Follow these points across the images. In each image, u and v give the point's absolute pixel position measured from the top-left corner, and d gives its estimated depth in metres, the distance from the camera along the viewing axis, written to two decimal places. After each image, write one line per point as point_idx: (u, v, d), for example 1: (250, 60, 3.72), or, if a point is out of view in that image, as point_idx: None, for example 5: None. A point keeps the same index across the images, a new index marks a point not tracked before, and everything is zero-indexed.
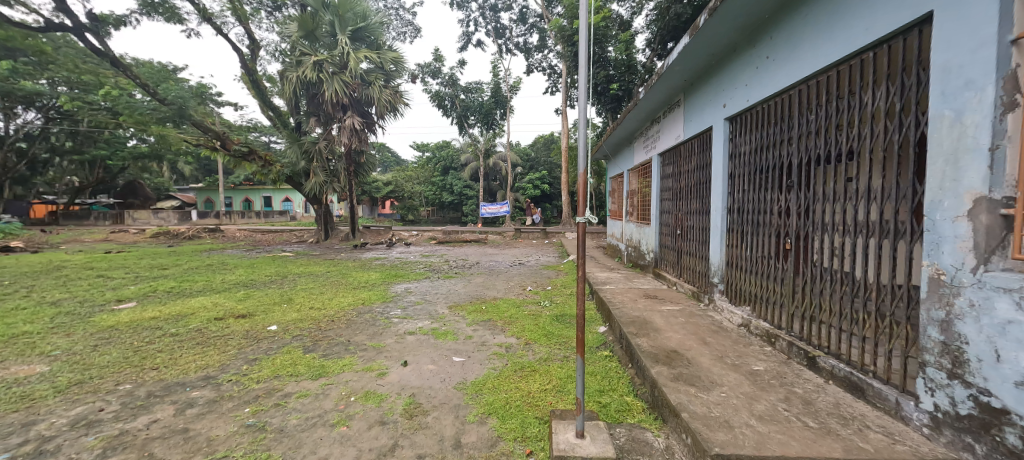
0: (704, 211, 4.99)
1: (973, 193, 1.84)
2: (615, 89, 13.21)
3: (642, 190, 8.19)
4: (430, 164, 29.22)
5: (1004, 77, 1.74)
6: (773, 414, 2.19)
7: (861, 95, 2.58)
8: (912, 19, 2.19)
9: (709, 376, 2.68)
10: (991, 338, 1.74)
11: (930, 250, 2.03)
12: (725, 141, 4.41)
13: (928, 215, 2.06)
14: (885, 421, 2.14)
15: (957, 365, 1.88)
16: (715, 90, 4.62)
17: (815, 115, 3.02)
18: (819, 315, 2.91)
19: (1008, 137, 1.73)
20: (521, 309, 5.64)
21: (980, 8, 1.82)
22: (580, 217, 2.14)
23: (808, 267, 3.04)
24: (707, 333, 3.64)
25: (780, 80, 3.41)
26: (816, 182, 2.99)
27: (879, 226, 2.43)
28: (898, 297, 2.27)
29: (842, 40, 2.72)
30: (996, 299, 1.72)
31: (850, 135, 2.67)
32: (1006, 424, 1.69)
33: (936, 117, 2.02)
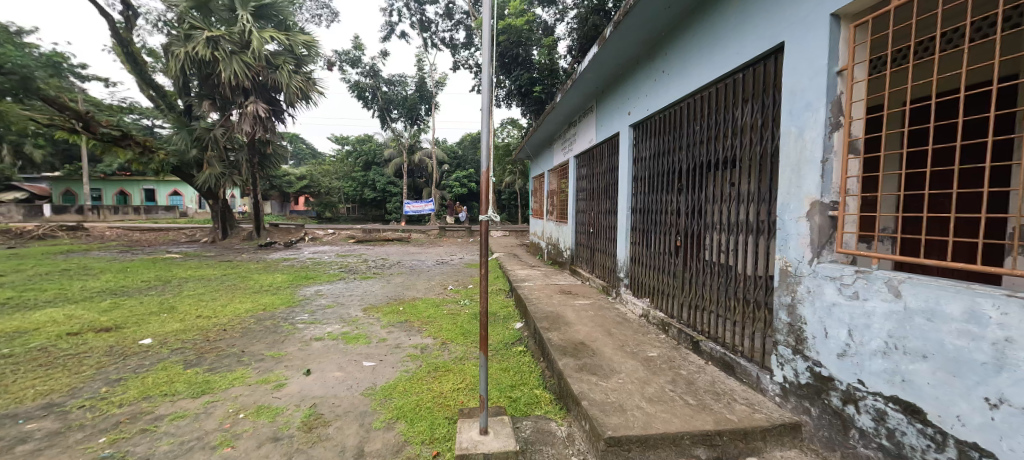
0: (613, 211, 5.35)
1: (810, 197, 2.19)
2: (539, 91, 13.56)
3: (561, 190, 8.54)
4: (349, 159, 27.50)
5: (832, 101, 2.10)
6: (661, 396, 2.42)
7: (734, 111, 2.95)
8: (769, 48, 2.55)
9: (609, 365, 2.88)
10: (822, 319, 2.09)
11: (781, 246, 2.39)
12: (630, 146, 4.78)
13: (780, 215, 2.42)
14: (748, 394, 2.48)
15: (799, 342, 2.24)
16: (621, 99, 4.98)
17: (700, 127, 3.39)
18: (703, 304, 3.27)
19: (834, 152, 2.10)
20: (439, 308, 5.55)
21: (815, 43, 2.18)
22: (483, 216, 2.15)
23: (695, 262, 3.40)
24: (612, 324, 3.91)
25: (673, 92, 3.76)
26: (700, 186, 3.35)
27: (746, 225, 2.78)
28: (759, 286, 2.64)
29: (720, 61, 3.07)
30: (825, 285, 2.08)
31: (726, 145, 3.03)
32: (832, 389, 2.04)
33: (786, 132, 2.38)
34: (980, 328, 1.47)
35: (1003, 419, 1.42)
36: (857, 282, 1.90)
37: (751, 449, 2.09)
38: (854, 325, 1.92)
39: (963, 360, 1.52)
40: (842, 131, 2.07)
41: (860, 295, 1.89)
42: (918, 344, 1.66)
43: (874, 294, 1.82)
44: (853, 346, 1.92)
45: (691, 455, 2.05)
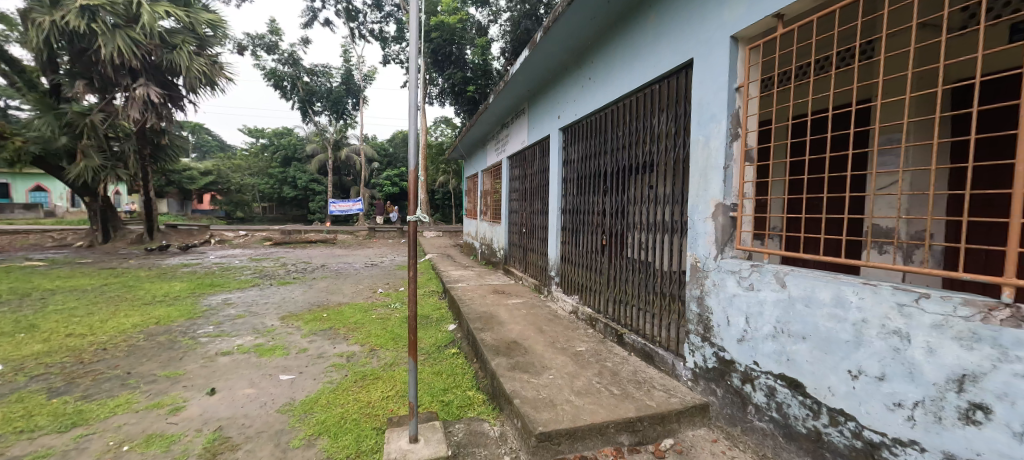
0: (544, 212, 5.50)
1: (715, 200, 2.44)
2: (472, 91, 13.49)
3: (494, 190, 8.59)
4: (264, 154, 25.13)
5: (732, 114, 2.35)
6: (588, 388, 2.53)
7: (652, 119, 3.18)
8: (680, 63, 2.79)
9: (541, 362, 2.95)
10: (725, 308, 2.34)
11: (691, 243, 2.63)
12: (560, 149, 4.95)
13: (690, 216, 2.65)
14: (665, 380, 2.69)
15: (707, 330, 2.47)
16: (551, 103, 5.14)
17: (622, 132, 3.61)
18: (625, 298, 3.49)
19: (733, 160, 2.35)
20: (367, 313, 5.28)
21: (718, 61, 2.43)
22: (412, 216, 2.08)
23: (618, 260, 3.61)
24: (544, 322, 4.02)
25: (599, 98, 3.95)
26: (623, 188, 3.57)
27: (663, 224, 3.01)
28: (674, 281, 2.88)
29: (639, 72, 3.29)
30: (727, 278, 2.32)
31: (645, 150, 3.26)
32: (733, 370, 2.29)
33: (695, 140, 2.62)
34: (843, 311, 1.73)
35: (861, 387, 1.68)
36: (753, 274, 2.15)
37: (668, 431, 2.27)
38: (750, 312, 2.17)
39: (832, 339, 1.78)
40: (740, 141, 2.33)
41: (755, 287, 2.14)
42: (799, 327, 1.91)
43: (766, 285, 2.08)
44: (750, 332, 2.17)
45: (615, 442, 2.17)
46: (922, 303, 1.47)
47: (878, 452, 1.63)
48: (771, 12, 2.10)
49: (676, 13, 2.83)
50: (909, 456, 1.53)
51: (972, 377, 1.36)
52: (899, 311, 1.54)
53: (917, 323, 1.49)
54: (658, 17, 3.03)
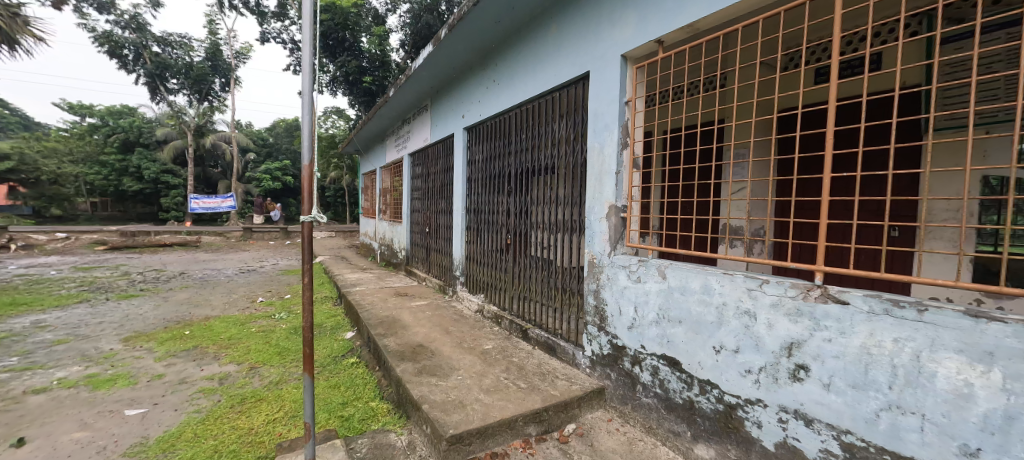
0: (448, 211, 5.44)
1: (609, 202, 2.68)
2: (369, 82, 12.69)
3: (395, 188, 8.22)
4: (94, 136, 20.21)
5: (622, 125, 2.62)
6: (497, 385, 2.58)
7: (553, 125, 3.36)
8: (578, 74, 3.00)
9: (449, 364, 2.91)
10: (617, 299, 2.59)
11: (588, 241, 2.86)
12: (464, 148, 4.94)
13: (587, 216, 2.88)
14: (567, 370, 2.89)
15: (602, 320, 2.72)
16: (455, 101, 5.10)
17: (525, 135, 3.74)
18: (529, 295, 3.64)
19: (622, 166, 2.62)
20: (245, 326, 4.61)
21: (611, 76, 2.68)
22: (305, 216, 1.88)
23: (522, 258, 3.74)
24: (450, 322, 3.98)
25: (503, 101, 4.03)
26: (527, 189, 3.69)
27: (564, 224, 3.20)
28: (573, 276, 3.09)
29: (541, 79, 3.45)
30: (619, 273, 2.57)
31: (547, 153, 3.42)
32: (624, 355, 2.55)
33: (592, 147, 2.84)
34: (710, 297, 2.04)
35: (722, 360, 1.99)
36: (640, 268, 2.42)
37: (570, 417, 2.43)
38: (638, 302, 2.44)
39: (701, 320, 2.08)
40: (629, 150, 2.60)
41: (642, 279, 2.41)
42: (677, 313, 2.21)
43: (650, 277, 2.35)
44: (638, 319, 2.44)
45: (524, 434, 2.24)
46: (765, 287, 1.81)
47: (734, 412, 1.94)
48: (654, 37, 2.39)
49: (575, 26, 3.02)
50: (756, 412, 1.86)
51: (797, 343, 1.71)
52: (748, 294, 1.87)
53: (761, 303, 1.83)
54: (559, 28, 3.21)
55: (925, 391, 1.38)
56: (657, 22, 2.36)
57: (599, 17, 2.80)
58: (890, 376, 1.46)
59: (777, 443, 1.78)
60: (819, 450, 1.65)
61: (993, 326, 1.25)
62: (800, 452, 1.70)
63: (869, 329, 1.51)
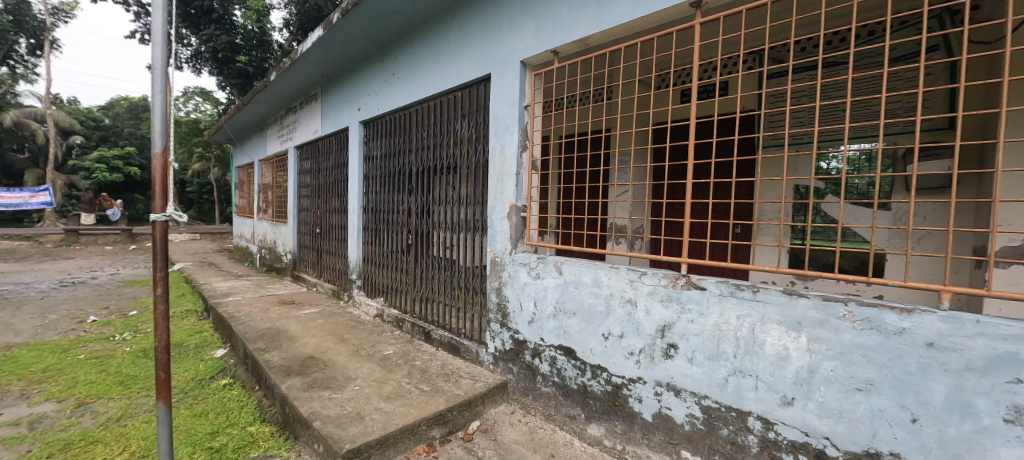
0: (342, 210, 5.05)
1: (510, 202, 2.77)
2: (243, 62, 11.13)
3: (277, 184, 7.36)
4: None
5: (521, 128, 2.72)
6: (398, 391, 2.49)
7: (455, 124, 3.35)
8: (480, 76, 3.03)
9: (344, 374, 2.71)
10: (519, 296, 2.70)
11: (491, 240, 2.91)
12: (360, 143, 4.63)
13: (489, 216, 2.93)
14: (471, 368, 2.92)
15: (505, 317, 2.80)
16: (350, 92, 4.76)
17: (427, 133, 3.66)
18: (431, 296, 3.57)
19: (522, 168, 2.73)
20: (69, 353, 3.69)
21: (511, 80, 2.76)
22: (157, 213, 1.57)
23: (424, 258, 3.65)
24: (345, 330, 3.71)
25: (403, 96, 3.88)
26: (429, 188, 3.61)
27: (467, 223, 3.21)
28: (476, 275, 3.11)
29: (442, 77, 3.40)
30: (520, 270, 2.68)
31: (449, 152, 3.39)
32: (525, 349, 2.66)
33: (493, 148, 2.90)
34: (599, 289, 2.24)
35: (610, 345, 2.21)
36: (539, 266, 2.55)
37: (474, 415, 2.45)
38: (537, 297, 2.57)
39: (592, 311, 2.28)
40: (528, 152, 2.71)
41: (541, 275, 2.55)
42: (572, 305, 2.38)
43: (548, 273, 2.50)
44: (537, 314, 2.58)
45: (427, 438, 2.20)
46: (643, 278, 2.05)
47: (620, 391, 2.17)
48: (550, 47, 2.53)
49: (476, 28, 3.05)
50: (638, 389, 2.10)
51: (668, 325, 1.97)
52: (630, 285, 2.11)
53: (641, 292, 2.07)
54: (460, 27, 3.20)
55: (759, 356, 1.70)
56: (553, 34, 2.51)
57: (500, 22, 2.86)
58: (734, 347, 1.77)
59: (653, 414, 2.03)
60: (686, 415, 1.92)
61: (801, 301, 1.59)
62: (671, 419, 1.97)
63: (720, 309, 1.81)
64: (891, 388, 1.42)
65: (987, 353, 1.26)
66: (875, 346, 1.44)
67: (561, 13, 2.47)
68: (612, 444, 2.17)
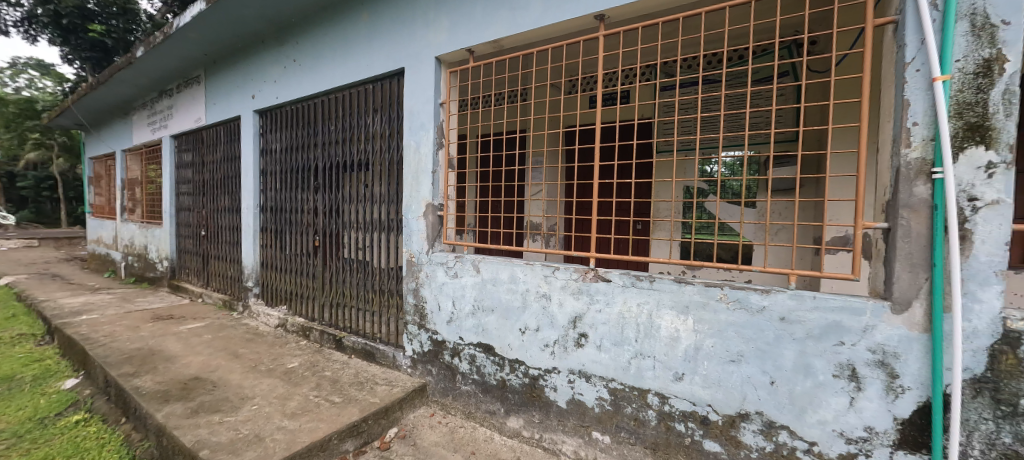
0: (233, 210, 4.49)
1: (426, 200, 2.71)
2: (97, 32, 9.29)
3: (148, 180, 6.29)
4: None
5: (437, 126, 2.68)
6: (304, 406, 2.29)
7: (366, 118, 3.16)
8: (392, 69, 2.91)
9: (239, 394, 2.42)
10: (437, 296, 2.66)
11: (406, 240, 2.82)
12: (255, 135, 4.15)
13: (404, 215, 2.83)
14: (387, 374, 2.81)
15: (422, 318, 2.74)
16: (241, 78, 4.24)
17: (334, 126, 3.41)
18: (342, 301, 3.34)
19: (439, 166, 2.69)
20: None
21: (426, 76, 2.70)
22: None
23: (334, 261, 3.41)
24: (239, 344, 3.32)
25: (306, 85, 3.56)
26: (337, 186, 3.38)
27: (380, 223, 3.06)
28: (392, 276, 2.99)
29: (351, 68, 3.19)
30: (437, 269, 2.64)
31: (359, 148, 3.20)
32: (444, 349, 2.63)
33: (407, 144, 2.80)
34: (516, 285, 2.30)
35: (527, 339, 2.28)
36: (457, 265, 2.54)
37: (392, 422, 2.36)
38: (456, 296, 2.55)
39: (510, 307, 2.33)
40: (444, 150, 2.68)
41: (458, 274, 2.54)
42: (490, 302, 2.41)
43: (466, 271, 2.50)
44: (456, 313, 2.56)
45: (339, 452, 2.06)
46: (556, 273, 2.16)
47: (537, 382, 2.25)
48: (465, 46, 2.53)
49: (388, 19, 2.92)
50: (553, 378, 2.20)
51: (579, 316, 2.10)
52: (545, 280, 2.20)
53: (554, 287, 2.17)
54: (370, 17, 3.03)
55: (656, 338, 1.90)
56: (467, 32, 2.51)
57: (412, 15, 2.78)
58: (636, 332, 1.95)
59: (567, 400, 2.15)
60: (596, 398, 2.07)
61: (688, 287, 1.81)
62: (583, 404, 2.10)
63: (623, 298, 1.97)
64: (755, 357, 1.68)
65: (820, 322, 1.55)
66: (744, 323, 1.69)
67: (475, 12, 2.48)
68: (530, 435, 2.25)
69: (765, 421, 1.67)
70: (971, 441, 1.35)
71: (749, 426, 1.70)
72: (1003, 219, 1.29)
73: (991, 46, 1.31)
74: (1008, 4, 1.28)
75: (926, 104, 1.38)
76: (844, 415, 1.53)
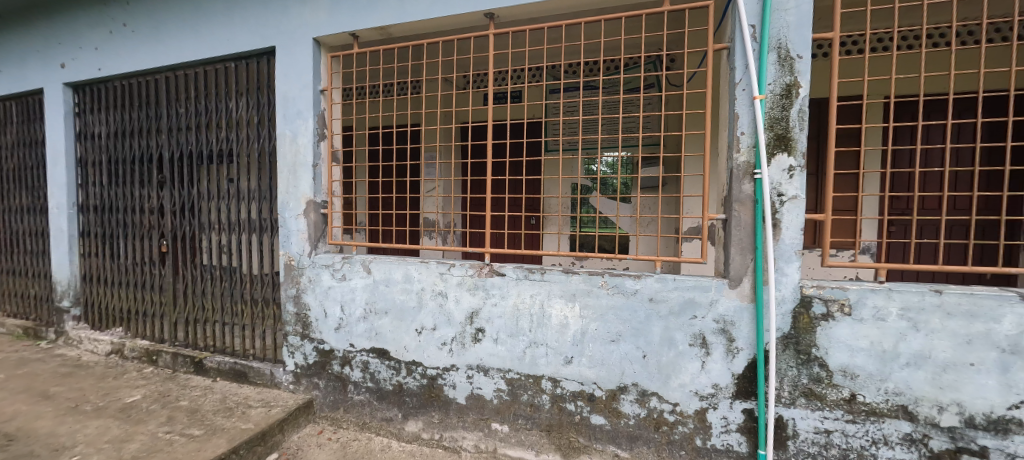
0: (35, 210, 3.50)
1: (306, 197, 2.44)
2: None
3: None
4: None
5: (318, 114, 2.44)
6: (152, 446, 1.91)
7: (227, 101, 2.71)
8: (260, 47, 2.55)
9: (51, 444, 1.92)
10: (322, 302, 2.43)
11: (283, 242, 2.52)
12: (67, 114, 3.28)
13: (280, 213, 2.52)
14: (264, 394, 2.50)
15: (305, 327, 2.48)
16: (42, 39, 3.30)
17: (184, 109, 2.86)
18: (202, 316, 2.84)
19: (321, 159, 2.45)
20: None
21: (302, 59, 2.43)
22: None
23: (188, 269, 2.88)
24: (50, 381, 2.62)
25: (142, 57, 2.92)
26: (190, 180, 2.85)
27: (247, 224, 2.67)
28: (266, 284, 2.64)
29: (205, 40, 2.71)
30: (322, 273, 2.41)
31: (219, 137, 2.75)
32: (332, 359, 2.42)
33: (281, 133, 2.49)
34: (410, 284, 2.22)
35: (424, 339, 2.22)
36: (344, 266, 2.35)
37: (271, 447, 2.11)
38: (344, 301, 2.37)
39: (404, 308, 2.25)
40: (327, 142, 2.46)
41: (347, 277, 2.35)
42: (382, 304, 2.29)
43: (355, 273, 2.33)
44: (345, 319, 2.38)
45: None
46: (452, 270, 2.14)
47: (435, 382, 2.21)
48: (348, 30, 2.34)
49: None
50: (451, 376, 2.19)
51: (476, 312, 2.12)
52: (441, 278, 2.17)
53: (450, 284, 2.15)
54: None
55: (547, 326, 2.01)
56: (350, 15, 2.32)
57: None
58: (529, 322, 2.04)
59: (466, 396, 2.16)
60: (494, 390, 2.11)
61: (575, 277, 1.95)
62: (482, 398, 2.13)
63: (517, 290, 2.05)
64: (631, 336, 1.88)
65: (680, 300, 1.81)
66: (621, 305, 1.89)
67: None
68: (429, 436, 2.21)
69: (639, 391, 1.89)
70: (783, 385, 1.71)
71: (627, 397, 1.91)
72: (800, 210, 1.66)
73: (791, 74, 1.66)
74: (801, 42, 1.64)
75: (749, 117, 1.70)
76: (698, 377, 1.81)
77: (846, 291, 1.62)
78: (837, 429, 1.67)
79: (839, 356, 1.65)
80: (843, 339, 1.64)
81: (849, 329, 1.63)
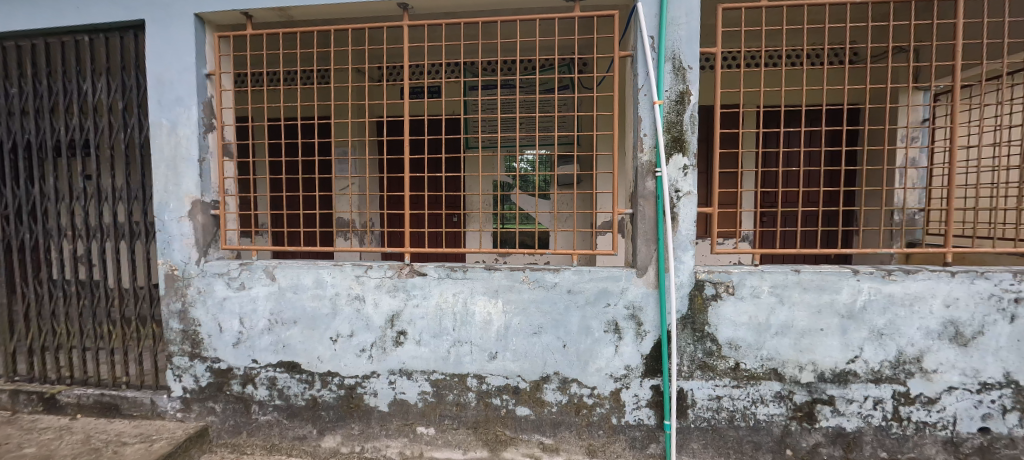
0: None
1: (190, 196, 2.13)
2: None
3: None
4: None
5: (203, 102, 2.14)
6: None
7: (80, 82, 2.25)
8: (125, 20, 2.15)
9: None
10: (216, 315, 2.15)
11: (162, 249, 2.17)
12: None
13: (157, 215, 2.16)
14: (143, 427, 2.15)
15: (195, 346, 2.17)
16: None
17: (17, 89, 2.31)
18: (53, 342, 2.34)
19: (210, 153, 2.16)
20: None
21: (183, 37, 2.10)
22: None
23: (29, 286, 2.34)
24: None
25: None
26: (29, 178, 2.31)
27: (113, 229, 2.25)
28: (141, 298, 2.25)
29: (42, 5, 2.20)
30: (215, 282, 2.14)
31: (69, 125, 2.27)
32: (231, 378, 2.16)
33: (156, 123, 2.14)
34: (323, 290, 2.06)
35: (340, 347, 2.08)
36: (242, 273, 2.11)
37: None
38: (244, 312, 2.12)
39: (316, 315, 2.08)
40: (216, 134, 2.18)
41: (246, 285, 2.11)
42: (290, 314, 2.09)
43: (256, 281, 2.10)
44: (245, 332, 2.13)
45: None
46: (369, 272, 2.03)
47: (354, 391, 2.09)
48: (240, 9, 2.08)
49: None
50: (371, 384, 2.08)
51: (396, 314, 2.04)
52: (357, 281, 2.04)
53: (367, 287, 2.04)
54: None
55: (471, 324, 2.01)
56: None
57: None
58: (453, 321, 2.02)
59: (389, 402, 2.07)
60: (419, 393, 2.06)
61: (497, 273, 1.97)
62: (406, 403, 2.07)
63: (439, 290, 2.01)
64: (551, 327, 1.96)
65: (594, 290, 1.93)
66: (541, 298, 1.96)
67: None
68: (349, 449, 2.08)
69: (561, 379, 1.97)
70: (683, 361, 1.92)
71: (550, 386, 1.98)
72: (692, 204, 1.87)
73: (684, 83, 1.85)
74: (691, 54, 1.84)
75: (651, 119, 1.86)
76: (612, 360, 1.94)
77: (730, 274, 1.86)
78: (726, 395, 1.92)
79: (726, 331, 1.89)
80: (729, 316, 1.89)
81: (733, 307, 1.88)
